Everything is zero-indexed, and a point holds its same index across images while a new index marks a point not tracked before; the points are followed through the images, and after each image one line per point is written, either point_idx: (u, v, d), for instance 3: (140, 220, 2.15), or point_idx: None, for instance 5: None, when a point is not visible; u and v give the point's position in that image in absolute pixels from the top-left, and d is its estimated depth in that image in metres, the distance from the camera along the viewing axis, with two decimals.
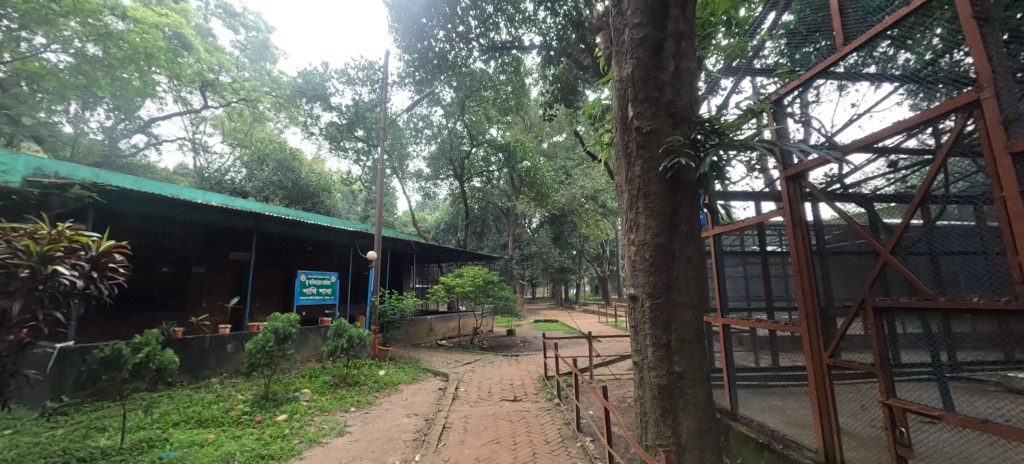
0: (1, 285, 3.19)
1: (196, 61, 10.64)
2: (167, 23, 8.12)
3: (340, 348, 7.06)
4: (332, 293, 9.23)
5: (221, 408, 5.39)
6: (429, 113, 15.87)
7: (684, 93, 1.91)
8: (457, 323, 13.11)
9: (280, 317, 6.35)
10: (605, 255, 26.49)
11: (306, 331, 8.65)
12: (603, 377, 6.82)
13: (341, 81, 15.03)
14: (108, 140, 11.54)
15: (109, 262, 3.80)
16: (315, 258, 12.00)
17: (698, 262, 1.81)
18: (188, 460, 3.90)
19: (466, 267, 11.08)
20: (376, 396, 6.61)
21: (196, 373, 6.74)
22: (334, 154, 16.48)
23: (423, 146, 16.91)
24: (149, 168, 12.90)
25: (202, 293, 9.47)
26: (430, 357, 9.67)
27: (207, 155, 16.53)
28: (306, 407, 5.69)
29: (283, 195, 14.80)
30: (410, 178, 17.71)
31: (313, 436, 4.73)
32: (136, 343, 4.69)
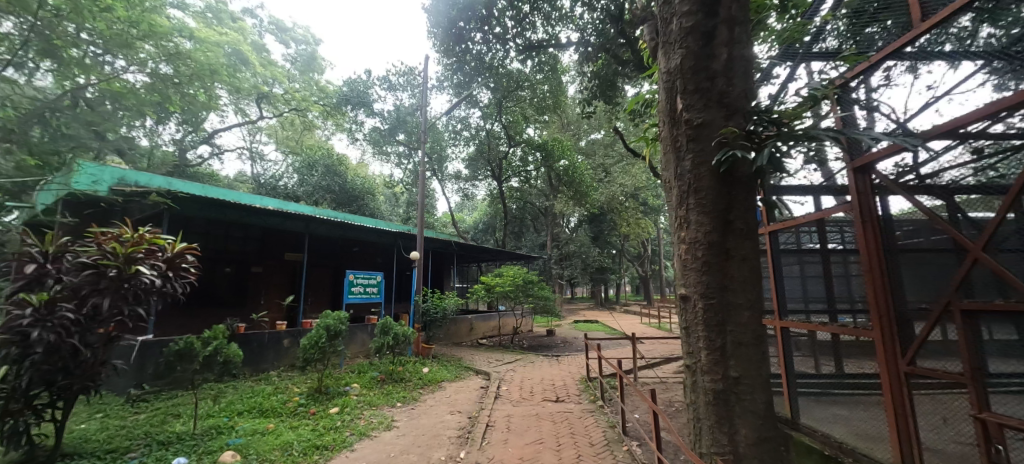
0: (93, 283, 3.57)
1: (253, 75, 11.38)
2: (225, 40, 8.76)
3: (386, 345, 7.31)
4: (378, 292, 9.56)
5: (279, 399, 5.73)
6: (468, 115, 16.09)
7: (738, 82, 1.80)
8: (498, 322, 13.22)
9: (331, 314, 6.63)
10: (647, 255, 25.81)
11: (354, 329, 9.03)
12: (648, 380, 6.58)
13: (383, 87, 15.61)
14: (177, 152, 12.54)
15: (182, 262, 4.12)
16: (361, 258, 12.46)
17: (755, 261, 1.70)
18: (252, 447, 4.17)
19: (505, 267, 11.12)
20: (421, 393, 6.78)
21: (256, 366, 7.21)
22: (377, 158, 17.09)
23: (461, 148, 17.17)
24: (213, 176, 13.94)
25: (261, 291, 10.12)
26: (471, 356, 9.80)
27: (263, 163, 17.65)
28: (356, 400, 5.94)
29: (331, 198, 15.54)
30: (450, 179, 18.04)
31: (363, 429, 4.92)
32: (206, 337, 5.07)
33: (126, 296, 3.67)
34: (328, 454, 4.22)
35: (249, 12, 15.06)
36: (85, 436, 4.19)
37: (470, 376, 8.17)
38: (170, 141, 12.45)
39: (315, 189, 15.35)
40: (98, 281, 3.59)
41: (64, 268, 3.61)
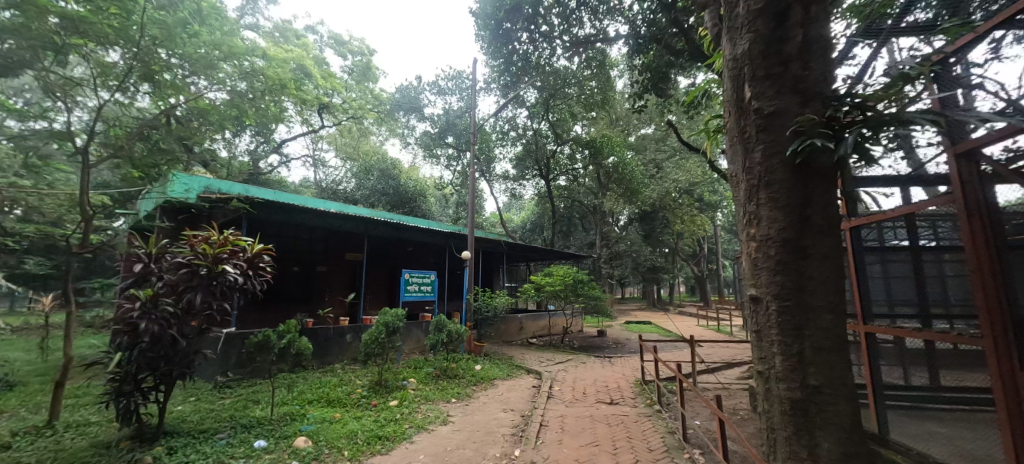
0: (188, 280, 4.01)
1: (315, 87, 12.13)
2: (291, 56, 9.44)
3: (440, 342, 7.54)
4: (432, 291, 9.87)
5: (344, 391, 6.09)
6: (515, 115, 16.14)
7: (816, 65, 1.66)
8: (548, 322, 13.18)
9: (390, 311, 6.94)
10: (703, 254, 24.61)
11: (410, 326, 9.39)
12: (708, 386, 6.24)
13: (433, 92, 16.09)
14: (251, 161, 13.67)
15: (260, 262, 4.49)
16: (415, 258, 12.91)
17: (837, 259, 1.56)
18: (322, 434, 4.46)
19: (555, 267, 11.04)
20: (474, 389, 6.92)
21: (323, 359, 7.70)
22: (428, 161, 17.59)
23: (509, 148, 17.26)
24: (281, 183, 15.04)
25: (325, 289, 10.79)
26: (522, 355, 9.84)
27: (325, 169, 18.82)
28: (413, 395, 6.17)
29: (386, 201, 16.23)
30: (498, 179, 18.19)
31: (421, 422, 5.11)
32: (281, 330, 5.48)
33: (214, 292, 4.08)
34: (390, 444, 4.42)
35: (311, 28, 16.11)
36: (181, 417, 4.68)
37: (521, 374, 8.21)
38: (245, 151, 13.60)
39: (371, 192, 16.14)
40: (192, 279, 4.01)
41: (164, 267, 4.05)
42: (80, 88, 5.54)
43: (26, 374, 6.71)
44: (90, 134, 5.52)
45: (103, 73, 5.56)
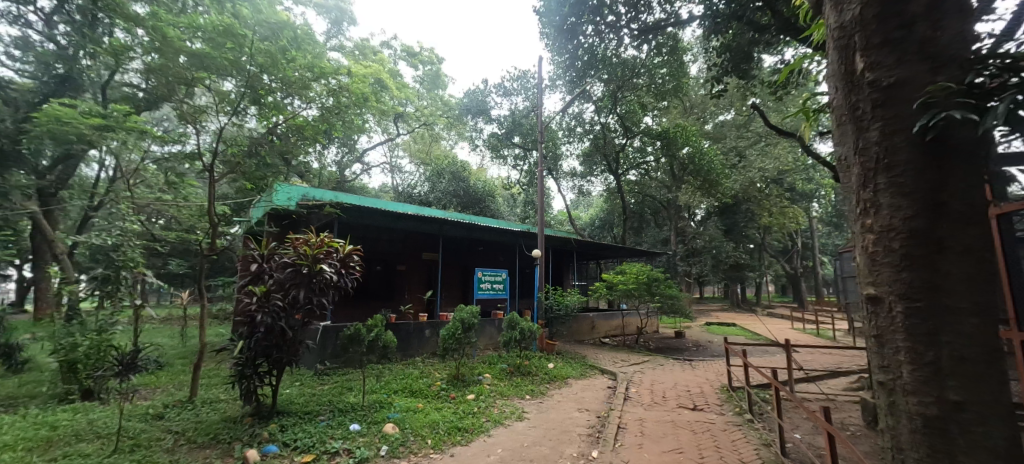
0: (293, 278, 4.49)
1: (391, 97, 12.93)
2: (369, 71, 10.19)
3: (513, 339, 7.65)
4: (505, 288, 10.05)
5: (425, 383, 6.44)
6: (581, 111, 15.83)
7: (949, 24, 1.41)
8: (621, 321, 12.80)
9: (465, 308, 7.19)
10: (795, 249, 22.30)
11: (484, 323, 9.68)
12: (809, 396, 5.62)
13: (499, 94, 16.38)
14: (338, 170, 14.95)
15: (351, 261, 4.91)
16: (487, 257, 13.22)
17: (986, 252, 1.30)
18: (408, 422, 4.74)
19: (628, 265, 10.67)
20: (548, 387, 6.93)
21: (405, 352, 8.20)
22: (496, 162, 17.91)
23: (576, 144, 16.99)
24: (363, 189, 16.24)
25: (406, 286, 11.48)
26: (595, 355, 9.67)
27: (401, 174, 20.02)
28: (489, 390, 6.34)
29: (457, 202, 16.82)
30: (565, 177, 17.96)
31: (497, 417, 5.22)
32: (369, 324, 5.93)
33: (314, 289, 4.53)
34: (469, 436, 4.58)
35: (386, 43, 17.25)
36: (290, 399, 5.26)
37: (594, 374, 8.07)
38: (333, 162, 14.92)
39: (443, 194, 16.75)
40: (296, 277, 4.49)
41: (273, 266, 4.55)
42: (205, 114, 6.44)
43: (171, 357, 7.96)
44: (214, 153, 6.40)
45: (222, 99, 6.41)
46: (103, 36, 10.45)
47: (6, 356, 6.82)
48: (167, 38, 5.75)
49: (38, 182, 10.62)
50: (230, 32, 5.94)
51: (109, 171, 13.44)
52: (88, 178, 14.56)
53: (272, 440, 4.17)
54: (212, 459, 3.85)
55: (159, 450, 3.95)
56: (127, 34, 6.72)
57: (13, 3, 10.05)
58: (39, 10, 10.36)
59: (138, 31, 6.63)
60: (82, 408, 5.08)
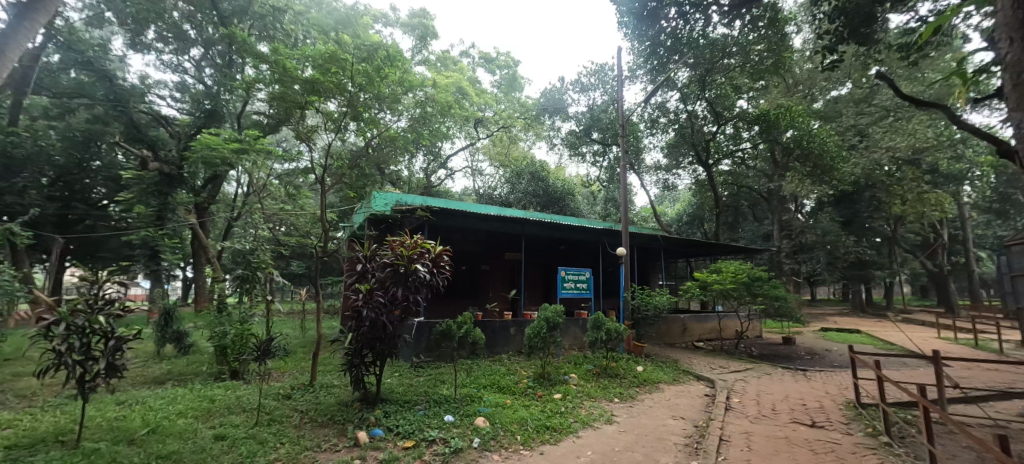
0: (391, 277, 4.86)
1: (470, 102, 13.41)
2: (450, 80, 10.70)
3: (599, 340, 7.47)
4: (589, 288, 9.87)
5: (512, 380, 6.57)
6: (665, 100, 14.95)
7: None
8: (718, 324, 11.84)
9: (550, 307, 7.19)
10: (937, 243, 18.77)
11: (567, 322, 9.63)
12: (967, 420, 4.67)
13: (576, 90, 16.11)
14: (425, 175, 15.88)
15: (442, 260, 5.18)
16: (569, 256, 13.12)
17: None
18: (498, 417, 4.88)
19: (724, 263, 9.83)
20: (637, 391, 6.66)
21: (492, 349, 8.46)
22: (574, 160, 17.65)
23: (659, 136, 16.08)
24: (448, 193, 17.05)
25: (490, 285, 11.86)
26: (688, 360, 9.06)
27: (482, 177, 20.72)
28: (576, 390, 6.27)
29: (537, 202, 16.89)
30: (649, 171, 17.11)
31: (586, 418, 5.15)
32: (459, 321, 6.21)
33: (411, 287, 4.88)
34: (558, 435, 4.58)
35: (464, 52, 18.13)
36: (391, 388, 5.71)
37: (689, 380, 7.57)
38: (420, 168, 15.91)
39: (524, 195, 16.93)
40: (395, 276, 4.86)
41: (374, 266, 4.96)
42: (316, 133, 7.26)
43: (295, 346, 9.11)
44: (323, 167, 7.17)
45: (329, 118, 7.18)
46: (236, 73, 12.34)
47: (178, 341, 8.35)
48: (286, 69, 6.59)
49: (195, 198, 12.86)
50: (334, 58, 6.65)
51: (244, 187, 15.79)
52: (229, 194, 17.23)
53: (378, 424, 4.55)
54: (330, 437, 4.31)
55: (290, 426, 4.54)
56: (255, 69, 7.82)
57: (174, 55, 12.26)
58: (191, 58, 12.52)
59: (262, 66, 7.70)
60: (231, 386, 6.03)
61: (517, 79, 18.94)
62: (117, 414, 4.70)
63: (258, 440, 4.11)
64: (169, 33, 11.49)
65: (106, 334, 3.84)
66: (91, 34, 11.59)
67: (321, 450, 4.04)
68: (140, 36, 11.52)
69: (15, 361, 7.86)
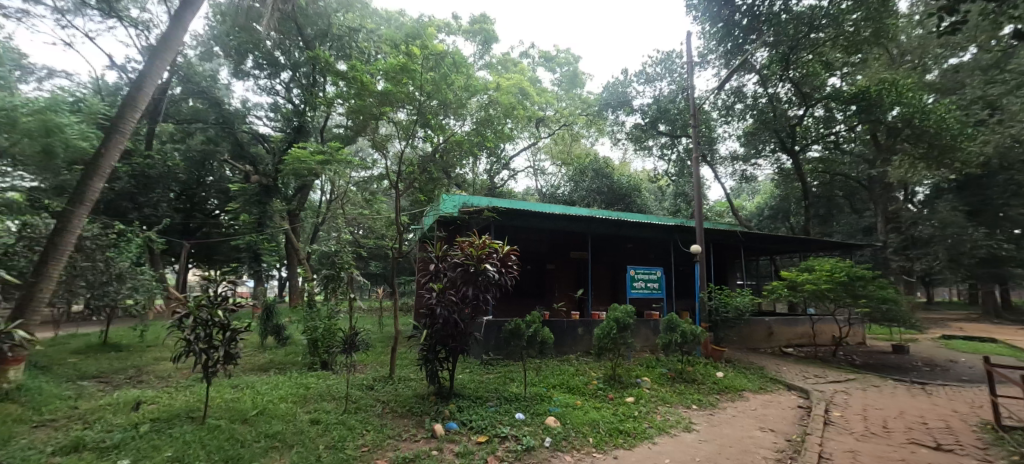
0: (461, 276, 5.01)
1: (530, 102, 13.46)
2: (512, 82, 10.78)
3: (673, 342, 7.11)
4: (660, 287, 9.45)
5: (581, 380, 6.48)
6: (740, 85, 13.87)
7: None
8: (810, 328, 10.74)
9: (619, 307, 6.97)
10: None
11: (638, 323, 9.30)
12: None
13: (640, 82, 15.46)
14: (489, 177, 16.18)
15: (509, 260, 5.24)
16: (638, 255, 12.66)
17: None
18: (569, 417, 4.84)
19: (817, 260, 8.88)
20: (719, 399, 6.25)
21: (560, 348, 8.41)
22: (640, 154, 16.97)
23: (735, 124, 14.90)
24: (511, 194, 17.24)
25: (555, 285, 11.84)
26: (776, 367, 8.31)
27: (545, 176, 20.71)
28: (649, 394, 6.03)
29: (602, 199, 16.45)
30: (724, 162, 15.95)
31: (662, 424, 4.93)
32: (527, 320, 6.26)
33: (480, 287, 4.99)
34: (632, 441, 4.43)
35: (524, 53, 18.33)
36: (464, 384, 5.90)
37: (778, 390, 6.95)
38: (484, 171, 16.25)
39: (588, 193, 16.57)
40: (465, 275, 5.01)
41: (446, 266, 5.15)
42: (389, 141, 7.68)
43: (375, 341, 9.74)
44: (396, 174, 7.56)
45: (400, 127, 7.55)
46: (319, 91, 13.47)
47: (276, 334, 9.31)
48: (362, 83, 7.04)
49: (287, 206, 14.26)
50: (404, 69, 6.97)
51: (327, 195, 17.22)
52: (314, 201, 18.86)
53: (453, 417, 4.72)
54: (409, 427, 4.56)
55: (373, 414, 4.88)
56: (334, 86, 8.47)
57: (268, 79, 13.70)
58: (282, 81, 13.88)
59: (341, 83, 8.31)
60: (322, 375, 6.60)
61: (577, 76, 18.78)
62: (232, 396, 5.36)
63: (347, 426, 4.46)
64: (263, 59, 12.86)
65: (223, 326, 4.40)
66: (204, 67, 13.31)
67: (401, 439, 4.28)
68: (241, 65, 13.02)
69: (154, 348, 9.24)
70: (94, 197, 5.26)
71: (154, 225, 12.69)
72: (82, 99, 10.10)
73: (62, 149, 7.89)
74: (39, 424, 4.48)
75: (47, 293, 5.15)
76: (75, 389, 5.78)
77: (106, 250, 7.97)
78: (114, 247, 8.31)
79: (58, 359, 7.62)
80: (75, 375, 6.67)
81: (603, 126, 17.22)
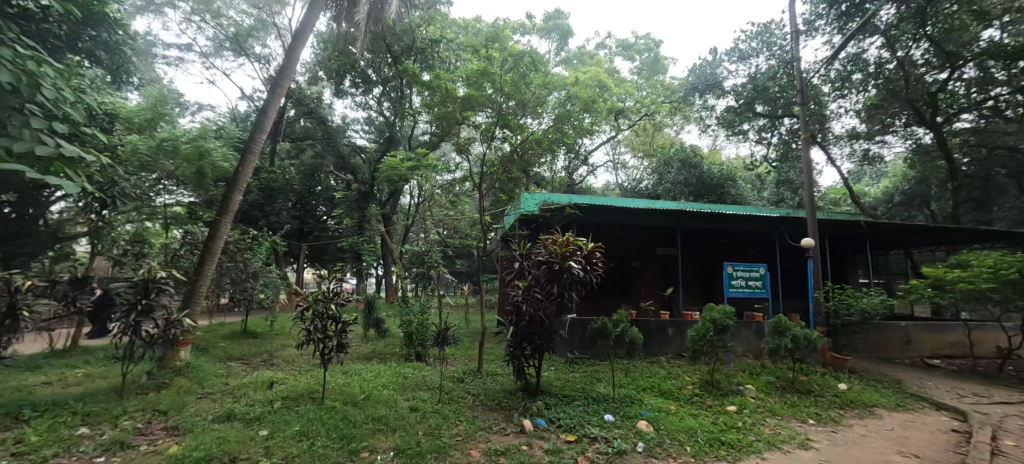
0: (547, 274, 4.95)
1: (607, 94, 13.02)
2: (589, 76, 10.50)
3: (782, 348, 6.35)
4: (764, 286, 8.53)
5: (675, 384, 6.07)
6: (859, 52, 12.01)
7: None
8: (964, 337, 8.92)
9: (717, 308, 6.40)
10: None
11: (738, 324, 8.49)
12: None
13: (732, 61, 14.10)
14: (568, 174, 15.96)
15: (595, 257, 5.07)
16: (735, 250, 11.58)
17: None
18: (663, 424, 4.55)
19: (972, 255, 7.34)
20: (842, 414, 5.45)
21: (649, 350, 7.99)
22: (733, 140, 15.52)
23: (851, 98, 12.95)
24: (591, 189, 16.86)
25: (642, 283, 11.31)
26: (916, 380, 7.03)
27: (626, 170, 19.96)
28: (755, 404, 5.46)
29: (691, 192, 15.30)
30: (838, 143, 13.95)
31: (771, 438, 4.41)
32: (615, 319, 6.01)
33: (566, 284, 4.88)
34: (737, 454, 4.04)
35: (600, 44, 17.85)
36: (550, 381, 5.87)
37: (922, 409, 5.86)
38: (562, 168, 16.08)
39: (674, 185, 15.53)
40: (550, 273, 4.93)
41: (530, 264, 5.14)
42: (471, 144, 7.89)
43: (463, 336, 10.13)
44: (478, 176, 7.76)
45: (481, 130, 7.73)
46: (407, 103, 14.37)
47: (377, 326, 10.15)
48: (446, 91, 7.40)
49: (382, 211, 15.44)
50: (484, 73, 7.20)
51: (415, 199, 18.35)
52: (405, 205, 20.22)
53: (541, 414, 4.70)
54: (499, 421, 4.63)
55: (465, 406, 5.05)
56: (420, 96, 8.95)
57: (363, 96, 14.95)
58: (374, 96, 15.05)
59: (426, 92, 8.77)
60: (418, 366, 7.00)
61: (658, 62, 17.84)
62: (344, 381, 5.93)
63: (442, 416, 4.66)
64: (359, 78, 14.04)
65: (337, 319, 4.87)
66: (311, 90, 14.95)
67: (492, 432, 4.37)
68: (341, 85, 14.36)
69: (281, 336, 10.60)
70: (234, 208, 6.13)
71: (278, 231, 14.59)
72: (223, 126, 11.95)
73: (210, 170, 9.40)
74: (202, 395, 5.36)
75: (204, 289, 6.12)
76: (226, 369, 6.83)
77: (244, 252, 9.32)
78: (249, 249, 9.69)
79: (212, 342, 9.09)
80: (225, 357, 7.90)
81: (689, 113, 16.09)
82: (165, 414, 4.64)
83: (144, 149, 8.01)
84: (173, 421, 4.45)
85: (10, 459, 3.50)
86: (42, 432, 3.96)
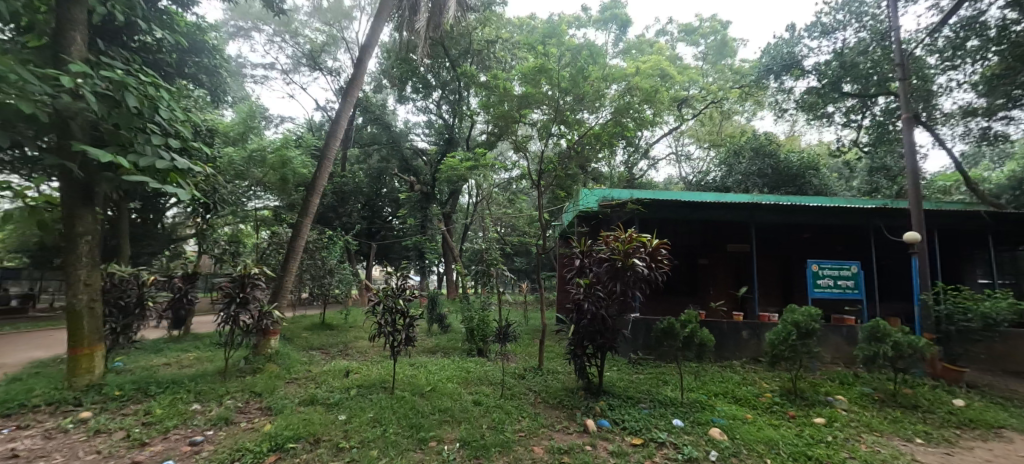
0: (609, 272, 4.74)
1: (670, 83, 12.37)
2: (650, 65, 10.02)
3: (881, 356, 5.59)
4: (857, 286, 7.61)
5: (751, 391, 5.58)
6: (976, 15, 10.31)
7: None
8: None
9: (799, 309, 5.77)
10: None
11: (825, 328, 7.65)
12: None
13: (813, 37, 12.71)
14: (628, 168, 15.41)
15: (659, 254, 4.80)
16: (820, 246, 10.48)
17: None
18: (738, 433, 4.19)
19: None
20: (960, 435, 4.68)
21: (720, 353, 7.44)
22: (816, 124, 14.04)
23: (965, 69, 11.19)
24: (653, 184, 16.14)
25: (711, 281, 10.61)
26: None
27: (691, 162, 18.89)
28: (848, 417, 4.86)
29: (766, 183, 14.08)
30: (948, 121, 12.10)
31: (869, 456, 3.88)
32: (682, 320, 5.64)
33: (629, 282, 4.66)
34: None
35: (661, 31, 17.05)
36: (613, 382, 5.64)
37: None
38: (622, 163, 15.57)
39: (746, 176, 14.37)
40: (612, 271, 4.72)
41: (591, 261, 4.96)
42: (528, 142, 7.82)
43: (524, 332, 10.12)
44: (537, 174, 7.67)
45: (538, 128, 7.64)
46: (465, 104, 14.66)
47: (440, 321, 10.45)
48: (503, 90, 7.39)
49: (443, 210, 15.89)
50: (541, 70, 7.11)
51: (474, 198, 18.73)
52: (464, 204, 20.70)
53: (604, 415, 4.52)
54: (562, 419, 4.52)
55: (527, 403, 4.98)
56: (477, 98, 9.05)
57: (423, 101, 15.47)
58: (434, 100, 15.51)
59: (483, 93, 8.83)
60: (481, 361, 7.07)
61: (726, 45, 16.71)
62: (412, 373, 6.13)
63: (505, 411, 4.63)
64: (419, 84, 14.53)
65: (405, 314, 5.03)
66: (376, 98, 15.74)
67: (555, 430, 4.26)
68: (404, 91, 14.97)
69: (354, 328, 11.29)
70: (312, 211, 6.56)
71: (350, 231, 15.54)
72: (301, 136, 12.95)
73: (292, 177, 10.22)
74: (289, 380, 5.80)
75: (289, 285, 6.63)
76: (308, 357, 7.36)
77: (321, 250, 10.00)
78: (326, 248, 10.39)
79: (296, 332, 9.88)
80: (307, 346, 8.55)
81: (763, 98, 14.84)
82: (260, 395, 5.06)
83: (237, 159, 8.87)
84: (266, 401, 4.85)
85: (141, 427, 4.00)
86: (164, 406, 4.47)
